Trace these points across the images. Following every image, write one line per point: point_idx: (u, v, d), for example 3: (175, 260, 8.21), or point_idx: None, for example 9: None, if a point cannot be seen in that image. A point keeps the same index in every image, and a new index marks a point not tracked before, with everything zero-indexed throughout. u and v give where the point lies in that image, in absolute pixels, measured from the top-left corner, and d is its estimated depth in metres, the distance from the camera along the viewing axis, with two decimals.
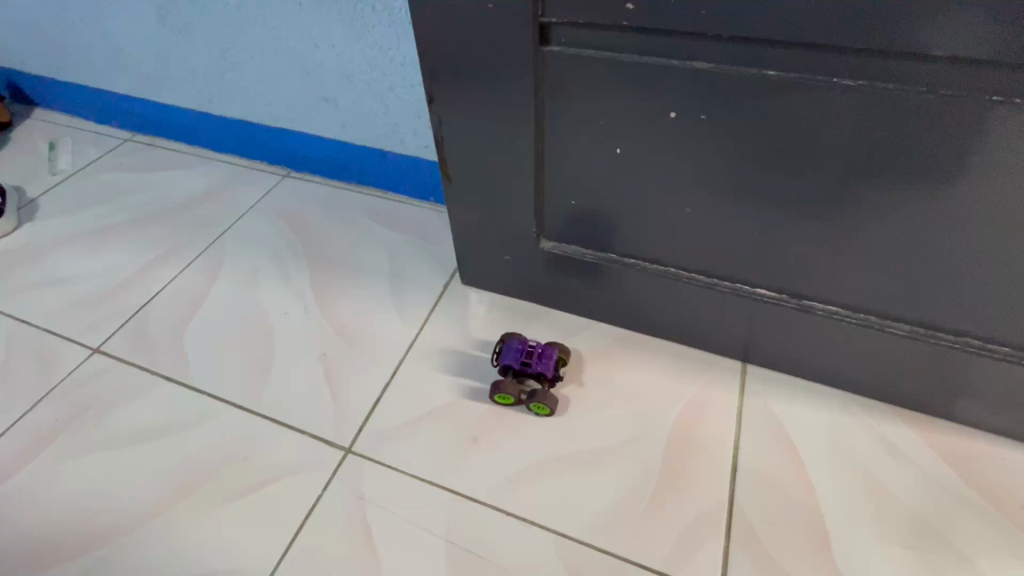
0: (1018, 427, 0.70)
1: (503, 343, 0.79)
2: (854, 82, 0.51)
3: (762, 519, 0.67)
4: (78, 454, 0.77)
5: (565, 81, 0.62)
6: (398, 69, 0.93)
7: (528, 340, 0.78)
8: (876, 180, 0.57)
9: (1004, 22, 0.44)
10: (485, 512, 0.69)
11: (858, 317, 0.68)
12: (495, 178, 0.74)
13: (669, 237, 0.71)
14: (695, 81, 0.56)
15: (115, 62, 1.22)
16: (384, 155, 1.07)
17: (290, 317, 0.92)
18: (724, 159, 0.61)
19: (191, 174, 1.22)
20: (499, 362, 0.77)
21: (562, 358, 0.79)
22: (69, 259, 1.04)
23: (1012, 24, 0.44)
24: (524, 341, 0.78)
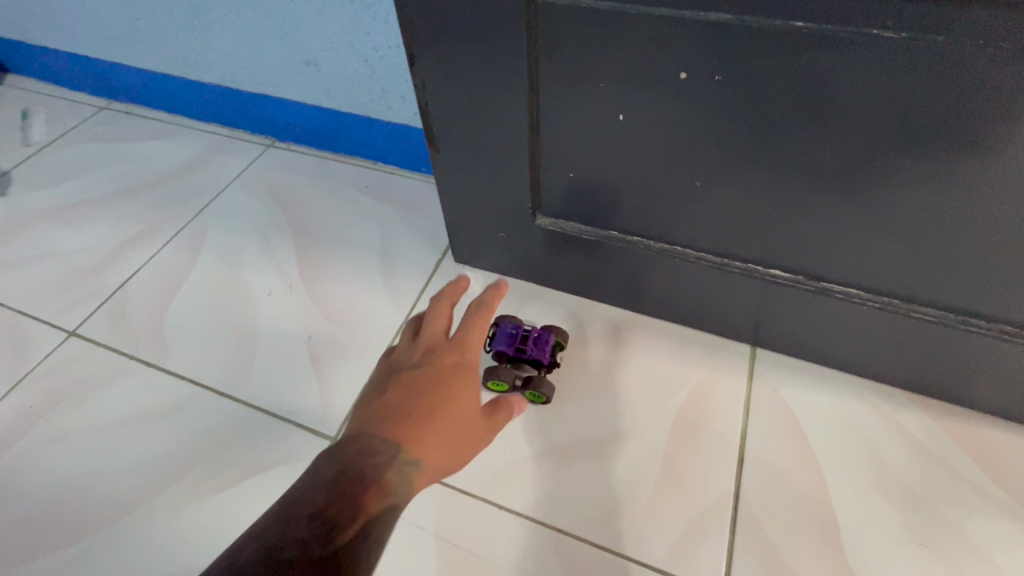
0: None
1: (496, 326, 0.74)
2: (895, 35, 0.44)
3: (771, 513, 0.63)
4: (54, 442, 0.74)
5: (561, 37, 0.55)
6: (381, 27, 0.85)
7: (523, 326, 0.73)
8: (912, 150, 0.50)
9: None
10: (477, 505, 0.66)
11: (880, 300, 0.63)
12: (487, 149, 0.68)
13: (675, 213, 0.66)
14: (709, 36, 0.49)
15: (81, 23, 1.14)
16: (372, 123, 1.01)
17: (274, 297, 0.87)
18: (739, 126, 0.55)
19: (171, 144, 1.16)
20: (492, 347, 0.72)
21: (556, 348, 0.74)
22: (42, 236, 0.99)
23: None
24: (520, 326, 0.73)
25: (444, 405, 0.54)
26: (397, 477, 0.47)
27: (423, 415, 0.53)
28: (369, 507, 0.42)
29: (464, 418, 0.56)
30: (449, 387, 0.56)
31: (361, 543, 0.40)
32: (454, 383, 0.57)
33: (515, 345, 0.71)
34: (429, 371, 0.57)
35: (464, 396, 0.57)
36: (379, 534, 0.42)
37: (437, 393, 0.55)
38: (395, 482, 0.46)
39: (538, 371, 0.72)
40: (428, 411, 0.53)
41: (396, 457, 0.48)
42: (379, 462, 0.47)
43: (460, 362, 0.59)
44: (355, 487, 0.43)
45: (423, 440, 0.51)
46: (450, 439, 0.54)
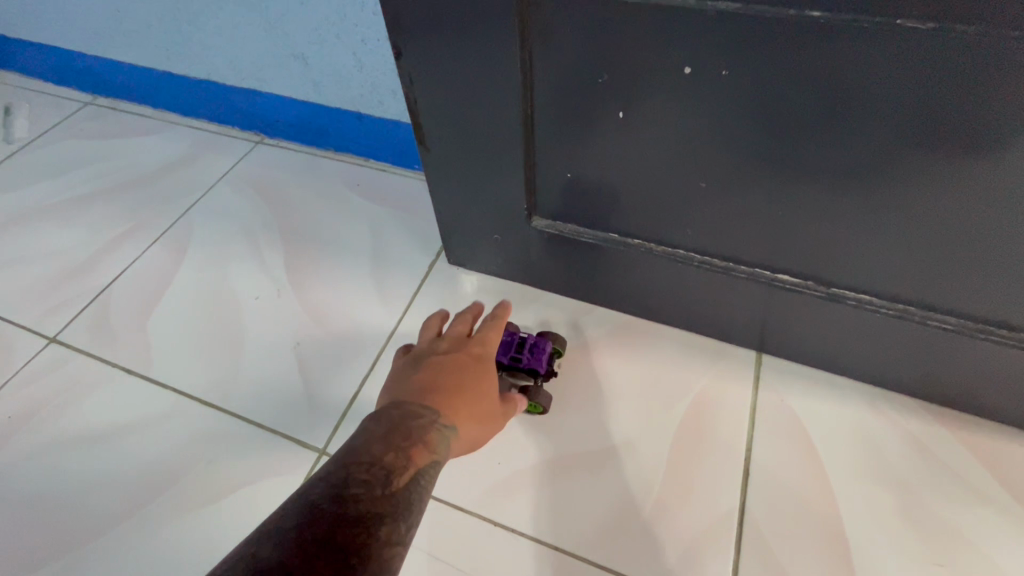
0: None
1: None
2: (920, 25, 0.40)
3: (777, 530, 0.60)
4: (34, 455, 0.72)
5: (556, 29, 0.51)
6: (369, 18, 0.81)
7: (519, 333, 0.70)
8: (935, 149, 0.46)
9: None
10: (471, 522, 0.63)
11: (894, 307, 0.60)
12: (479, 147, 0.64)
13: (678, 216, 0.62)
14: (716, 27, 0.45)
15: (62, 15, 1.10)
16: (362, 119, 0.97)
17: (261, 301, 0.84)
18: (748, 124, 0.51)
19: (157, 141, 1.12)
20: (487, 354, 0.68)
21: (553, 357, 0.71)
22: (23, 238, 0.96)
23: None
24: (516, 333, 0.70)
25: (475, 385, 0.58)
26: (438, 439, 0.50)
27: (455, 392, 0.56)
28: (412, 467, 0.45)
29: (490, 396, 0.59)
30: (477, 371, 0.59)
31: (405, 500, 0.42)
32: (482, 367, 0.60)
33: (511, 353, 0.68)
34: (460, 357, 0.60)
35: (490, 381, 0.60)
36: (417, 497, 0.43)
37: (466, 374, 0.59)
38: (434, 447, 0.49)
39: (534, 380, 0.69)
40: (459, 389, 0.57)
41: (433, 425, 0.51)
42: (420, 428, 0.50)
43: (485, 353, 0.62)
44: (400, 446, 0.46)
45: (456, 414, 0.54)
46: (477, 415, 0.57)
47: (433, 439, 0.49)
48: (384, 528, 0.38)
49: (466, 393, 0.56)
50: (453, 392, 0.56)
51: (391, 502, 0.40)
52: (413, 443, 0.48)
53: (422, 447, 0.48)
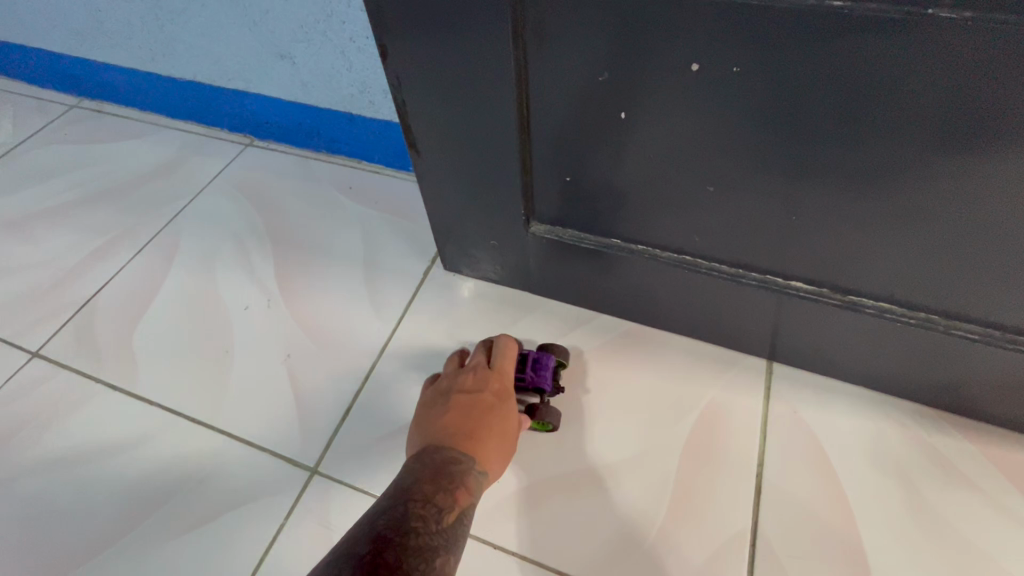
0: None
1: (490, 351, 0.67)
2: (953, 14, 0.37)
3: (792, 551, 0.57)
4: (15, 477, 0.69)
5: (552, 24, 0.47)
6: (357, 15, 0.77)
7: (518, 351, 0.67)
8: (968, 150, 0.43)
9: None
10: (468, 545, 0.60)
11: (915, 316, 0.57)
12: (474, 150, 0.61)
13: (685, 220, 0.59)
14: (727, 19, 0.42)
15: (42, 16, 1.06)
16: (353, 120, 0.93)
17: (251, 312, 0.81)
18: (761, 123, 0.47)
19: (144, 144, 1.09)
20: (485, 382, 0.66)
21: (559, 368, 0.68)
22: (7, 248, 0.93)
23: None
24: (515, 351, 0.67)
25: (501, 422, 0.58)
26: (478, 475, 0.52)
27: (485, 431, 0.56)
28: (457, 507, 0.46)
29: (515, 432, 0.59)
30: (501, 407, 0.59)
31: (454, 536, 0.44)
32: (505, 405, 0.60)
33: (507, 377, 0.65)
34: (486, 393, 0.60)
35: (514, 417, 0.60)
36: (464, 531, 0.45)
37: (492, 412, 0.58)
38: (472, 487, 0.50)
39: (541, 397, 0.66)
40: (487, 427, 0.57)
41: (470, 467, 0.51)
42: (458, 470, 0.50)
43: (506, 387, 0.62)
44: (445, 486, 0.48)
45: (487, 453, 0.54)
46: (505, 453, 0.57)
47: (471, 478, 0.51)
48: (440, 563, 0.40)
49: (495, 431, 0.56)
50: (483, 431, 0.56)
51: (444, 537, 0.42)
52: (455, 484, 0.49)
53: (463, 486, 0.49)
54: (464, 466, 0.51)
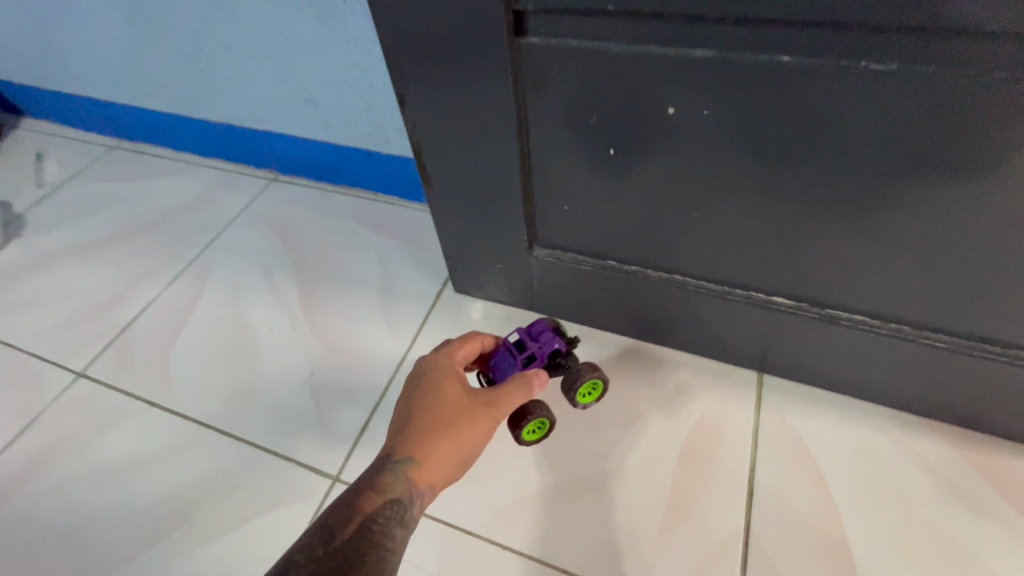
0: None
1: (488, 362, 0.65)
2: (883, 66, 0.43)
3: (782, 549, 0.61)
4: (62, 487, 0.75)
5: (547, 75, 0.55)
6: (376, 64, 0.86)
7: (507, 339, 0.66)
8: (916, 177, 0.49)
9: None
10: (478, 546, 0.64)
11: (887, 326, 0.61)
12: (480, 183, 0.68)
13: (672, 242, 0.65)
14: (695, 70, 0.49)
15: (89, 67, 1.17)
16: (371, 156, 1.01)
17: (276, 333, 0.88)
18: (732, 157, 0.54)
19: (176, 181, 1.18)
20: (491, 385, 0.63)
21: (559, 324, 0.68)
22: (54, 277, 1.01)
23: None
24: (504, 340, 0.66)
25: (432, 400, 0.56)
26: (397, 473, 0.51)
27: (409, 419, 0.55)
28: (360, 517, 0.48)
29: (457, 403, 0.56)
30: (428, 382, 0.57)
31: (353, 549, 0.45)
32: (435, 380, 0.57)
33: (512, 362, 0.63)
34: (413, 377, 0.59)
35: (448, 380, 0.57)
36: (371, 539, 0.46)
37: (421, 391, 0.57)
38: (385, 487, 0.50)
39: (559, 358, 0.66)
40: (416, 411, 0.55)
41: (386, 465, 0.52)
42: (371, 476, 0.51)
43: (439, 357, 0.60)
44: (353, 500, 0.49)
45: (412, 440, 0.53)
46: (443, 428, 0.54)
47: (384, 478, 0.51)
48: None
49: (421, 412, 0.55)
50: (409, 419, 0.55)
51: (335, 556, 0.44)
52: (364, 493, 0.50)
53: (373, 491, 0.50)
54: (383, 467, 0.52)
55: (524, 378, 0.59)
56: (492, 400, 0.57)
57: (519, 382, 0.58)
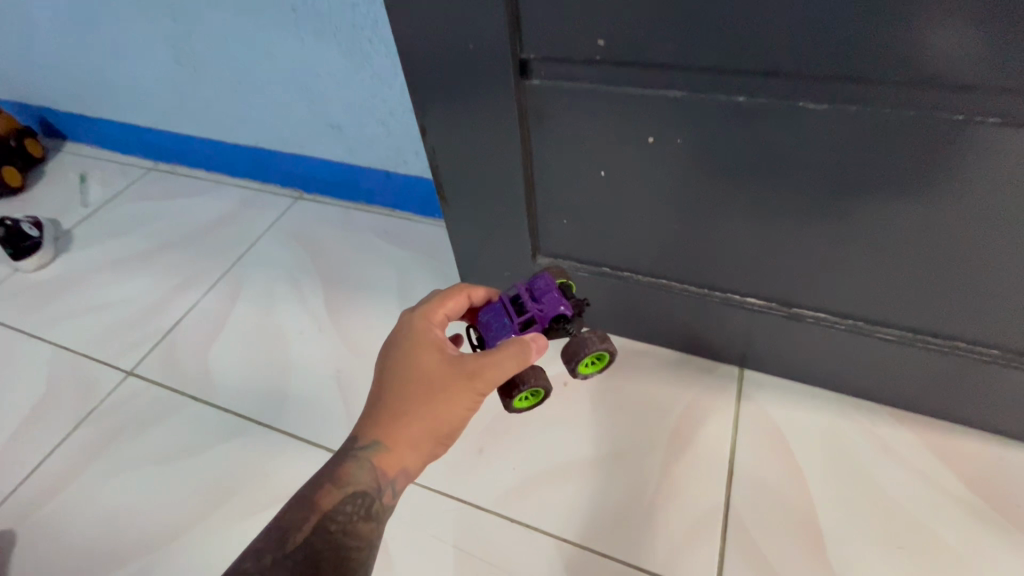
0: (1012, 426, 0.70)
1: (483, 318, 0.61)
2: (818, 105, 0.53)
3: (758, 520, 0.69)
4: (116, 471, 0.84)
5: (547, 110, 0.65)
6: (397, 96, 0.97)
7: (505, 295, 0.62)
8: (858, 194, 0.58)
9: (983, 39, 0.44)
10: (488, 519, 0.72)
11: (846, 322, 0.70)
12: (490, 200, 0.77)
13: (659, 251, 0.74)
14: (669, 107, 0.59)
15: (133, 97, 1.28)
16: (389, 176, 1.12)
17: (305, 335, 0.97)
18: (704, 177, 0.63)
19: (209, 200, 1.29)
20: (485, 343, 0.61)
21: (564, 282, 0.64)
22: (102, 287, 1.12)
23: (986, 43, 0.45)
24: (502, 298, 0.62)
25: (405, 376, 0.56)
26: (362, 466, 0.55)
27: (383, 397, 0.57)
28: (324, 512, 0.53)
29: (430, 377, 0.56)
30: (406, 355, 0.58)
31: (314, 544, 0.52)
32: (410, 352, 0.58)
33: (508, 324, 0.59)
34: (392, 345, 0.59)
35: (427, 353, 0.58)
36: (333, 533, 0.53)
37: (398, 363, 0.57)
38: (350, 478, 0.55)
39: (561, 322, 0.62)
40: (392, 387, 0.57)
41: (354, 456, 0.56)
42: (340, 466, 0.56)
43: (419, 325, 0.60)
44: (322, 490, 0.55)
45: (378, 426, 0.56)
46: (416, 409, 0.55)
47: (348, 470, 0.55)
48: None
49: (397, 388, 0.56)
50: (383, 397, 0.57)
51: (298, 550, 0.51)
52: (331, 485, 0.55)
53: (335, 485, 0.55)
54: (347, 459, 0.56)
55: (520, 342, 0.56)
56: (474, 370, 0.55)
57: (515, 347, 0.56)
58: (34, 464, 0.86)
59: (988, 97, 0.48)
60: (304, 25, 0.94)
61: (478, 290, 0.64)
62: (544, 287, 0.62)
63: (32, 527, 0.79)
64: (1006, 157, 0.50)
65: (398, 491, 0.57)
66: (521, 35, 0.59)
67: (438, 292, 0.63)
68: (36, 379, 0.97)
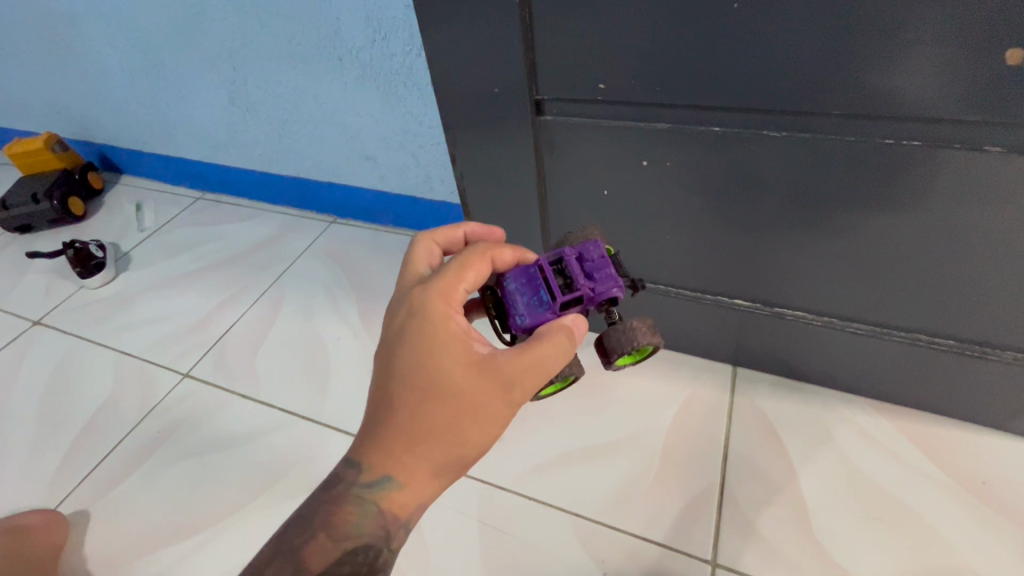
0: (970, 411, 0.80)
1: (519, 283, 0.59)
2: (780, 133, 0.65)
3: (751, 497, 0.77)
4: (177, 460, 0.94)
5: (558, 140, 0.77)
6: (427, 130, 1.11)
7: (545, 260, 0.60)
8: (821, 206, 0.69)
9: (904, 82, 0.56)
10: (510, 498, 0.81)
11: (822, 319, 0.80)
12: (509, 218, 0.89)
13: (656, 260, 0.85)
14: (660, 136, 0.71)
15: (188, 134, 1.44)
16: (417, 201, 1.25)
17: (342, 341, 1.09)
18: (691, 195, 0.75)
19: (253, 225, 1.43)
20: (515, 309, 0.59)
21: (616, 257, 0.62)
22: (158, 302, 1.24)
23: (907, 86, 0.56)
24: (540, 264, 0.60)
25: (428, 392, 0.52)
26: (366, 517, 0.55)
27: (405, 421, 0.52)
28: (323, 564, 0.54)
29: (458, 391, 0.51)
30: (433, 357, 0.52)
31: None
32: (434, 351, 0.52)
33: (545, 297, 0.58)
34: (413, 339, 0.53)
35: (455, 354, 0.52)
36: None
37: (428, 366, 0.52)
38: (355, 528, 0.55)
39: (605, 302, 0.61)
40: (416, 407, 0.52)
41: (358, 504, 0.55)
42: (343, 514, 0.55)
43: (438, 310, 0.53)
44: (324, 535, 0.55)
45: (390, 468, 0.53)
46: (439, 440, 0.52)
47: (352, 521, 0.55)
48: None
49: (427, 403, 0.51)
50: (402, 424, 0.52)
51: None
52: (333, 532, 0.55)
53: (333, 537, 0.55)
54: (348, 508, 0.55)
55: (565, 330, 0.55)
56: (512, 380, 0.52)
57: (559, 335, 0.54)
58: (103, 454, 0.96)
59: (914, 126, 0.59)
60: (349, 73, 1.09)
61: (501, 252, 0.59)
62: (596, 260, 0.60)
63: (103, 507, 0.89)
64: (933, 174, 0.61)
65: (406, 535, 0.57)
66: (536, 80, 0.72)
67: (457, 261, 0.56)
68: (104, 381, 1.08)
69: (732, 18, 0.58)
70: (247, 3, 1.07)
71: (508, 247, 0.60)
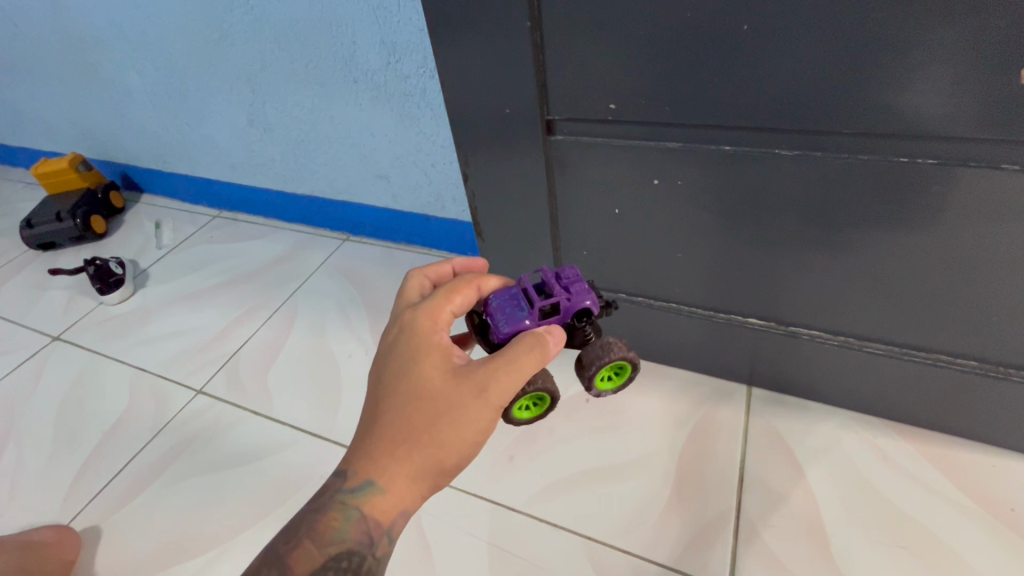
0: (997, 435, 0.78)
1: (500, 300, 0.60)
2: (794, 152, 0.65)
3: (767, 522, 0.75)
4: (187, 476, 0.94)
5: (569, 159, 0.78)
6: (439, 150, 1.12)
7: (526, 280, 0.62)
8: (834, 225, 0.68)
9: (920, 100, 0.56)
10: (519, 519, 0.80)
11: (839, 338, 0.79)
12: (521, 236, 0.90)
13: (668, 278, 0.85)
14: (670, 155, 0.71)
15: (207, 155, 1.48)
16: (429, 219, 1.27)
17: (354, 358, 1.09)
18: (704, 213, 0.75)
19: (266, 243, 1.45)
20: (496, 324, 0.58)
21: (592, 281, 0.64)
22: (173, 317, 1.26)
23: (921, 104, 0.56)
24: (521, 282, 0.61)
25: (409, 392, 0.53)
26: (349, 521, 0.54)
27: (383, 426, 0.53)
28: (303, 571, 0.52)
29: (432, 396, 0.53)
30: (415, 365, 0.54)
31: None
32: (417, 353, 0.55)
33: (523, 308, 0.59)
34: (399, 349, 0.56)
35: (433, 363, 0.54)
36: None
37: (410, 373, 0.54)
38: (337, 534, 0.54)
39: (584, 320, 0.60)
40: (394, 411, 0.53)
41: (341, 509, 0.55)
42: (325, 520, 0.55)
43: (423, 327, 0.57)
44: (305, 542, 0.54)
45: (373, 472, 0.54)
46: (416, 441, 0.53)
47: (334, 526, 0.54)
48: None
49: (403, 407, 0.53)
50: (381, 429, 0.54)
51: None
52: (314, 539, 0.54)
53: (316, 544, 0.54)
54: (331, 514, 0.55)
55: (536, 336, 0.54)
56: (484, 383, 0.52)
57: (533, 335, 0.54)
58: (116, 469, 0.97)
59: (927, 145, 0.59)
60: (364, 94, 1.11)
61: (489, 280, 0.62)
62: (572, 277, 0.61)
63: (114, 524, 0.89)
64: (950, 192, 0.60)
65: (390, 544, 0.56)
66: (548, 100, 0.73)
67: (446, 286, 0.59)
68: (119, 397, 1.10)
69: (742, 38, 0.58)
70: (266, 28, 1.11)
71: (495, 276, 0.63)
